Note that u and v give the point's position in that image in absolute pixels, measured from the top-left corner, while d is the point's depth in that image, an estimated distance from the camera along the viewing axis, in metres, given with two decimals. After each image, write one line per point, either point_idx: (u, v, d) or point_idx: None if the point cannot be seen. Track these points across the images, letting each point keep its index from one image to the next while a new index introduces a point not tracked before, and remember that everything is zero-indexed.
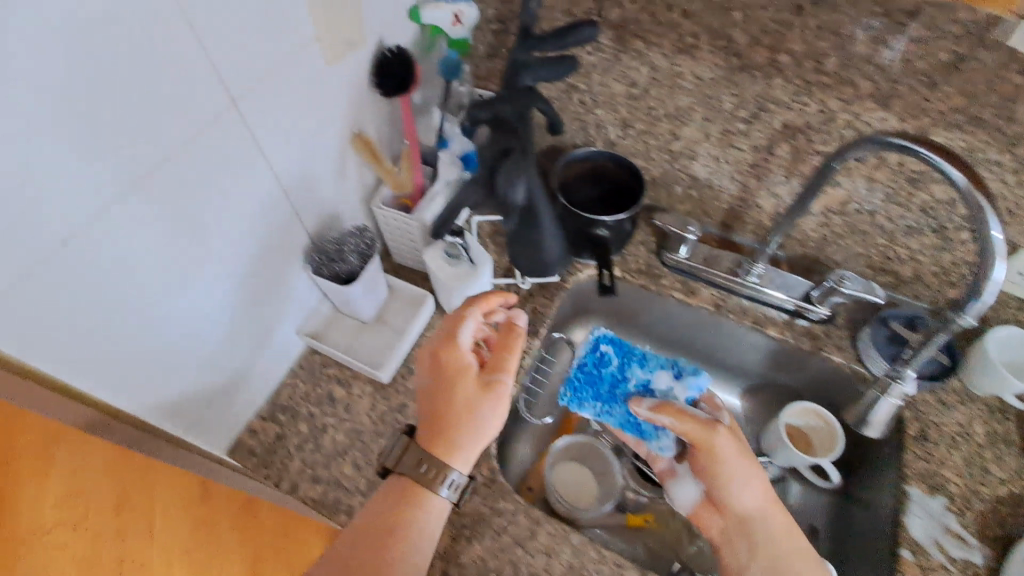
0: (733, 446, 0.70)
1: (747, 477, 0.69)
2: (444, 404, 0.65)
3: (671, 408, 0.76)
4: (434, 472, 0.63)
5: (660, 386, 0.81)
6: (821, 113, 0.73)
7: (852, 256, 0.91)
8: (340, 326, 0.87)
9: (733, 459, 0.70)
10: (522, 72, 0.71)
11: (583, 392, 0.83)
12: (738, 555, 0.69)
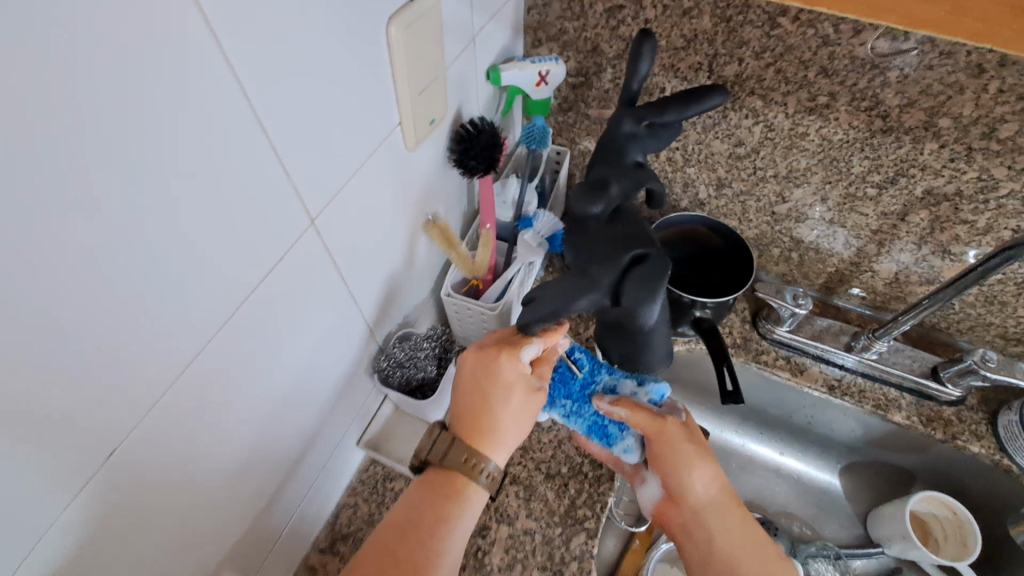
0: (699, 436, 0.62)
1: (700, 459, 0.60)
2: (491, 401, 0.57)
3: (633, 403, 0.61)
4: (476, 462, 0.55)
5: (627, 390, 0.63)
6: (979, 181, 0.62)
7: (981, 327, 0.80)
8: (404, 435, 0.73)
9: (688, 449, 0.60)
10: (631, 144, 0.61)
11: (559, 393, 0.64)
12: (701, 547, 0.59)
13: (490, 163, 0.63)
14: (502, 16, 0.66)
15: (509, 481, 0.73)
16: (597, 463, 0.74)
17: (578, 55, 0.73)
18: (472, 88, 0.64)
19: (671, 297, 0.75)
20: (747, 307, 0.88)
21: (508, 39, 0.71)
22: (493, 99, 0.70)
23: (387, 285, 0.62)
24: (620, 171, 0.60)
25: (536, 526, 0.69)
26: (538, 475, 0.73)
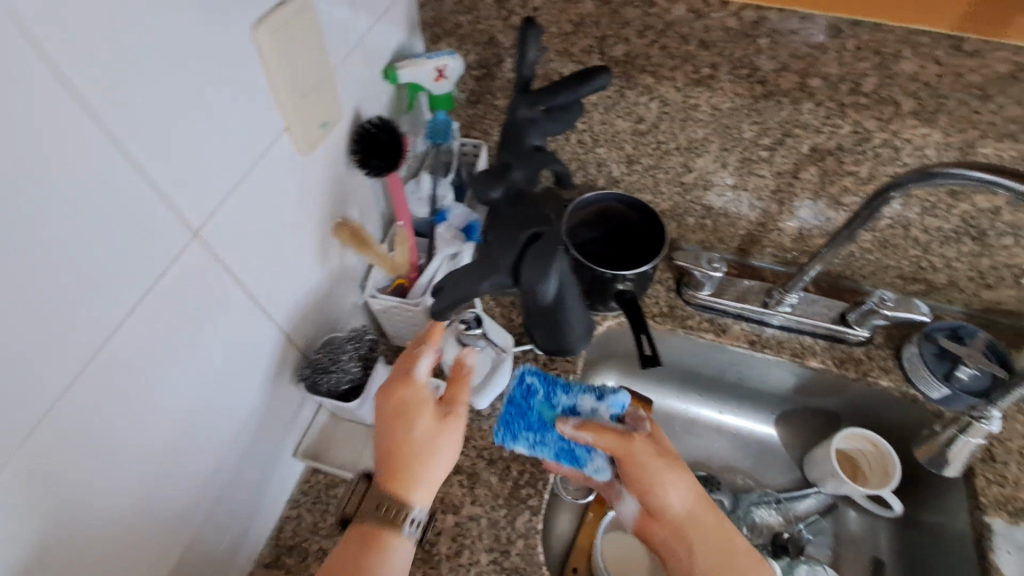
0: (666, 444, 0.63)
1: (667, 471, 0.61)
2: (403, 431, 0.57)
3: (596, 426, 0.62)
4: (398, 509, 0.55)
5: (585, 407, 0.65)
6: (854, 134, 0.66)
7: (881, 270, 0.85)
8: (345, 439, 0.74)
9: (653, 459, 0.61)
10: (528, 131, 0.63)
11: (518, 424, 0.63)
12: (682, 563, 0.61)
13: (392, 158, 0.63)
14: (393, 16, 0.67)
15: (452, 472, 0.73)
16: None
17: (476, 47, 0.74)
18: (369, 89, 0.64)
19: (591, 273, 0.78)
20: (671, 275, 0.92)
21: (404, 36, 0.71)
22: (395, 97, 0.70)
23: (301, 294, 0.62)
24: (523, 161, 0.62)
25: (481, 511, 0.70)
26: (480, 462, 0.74)
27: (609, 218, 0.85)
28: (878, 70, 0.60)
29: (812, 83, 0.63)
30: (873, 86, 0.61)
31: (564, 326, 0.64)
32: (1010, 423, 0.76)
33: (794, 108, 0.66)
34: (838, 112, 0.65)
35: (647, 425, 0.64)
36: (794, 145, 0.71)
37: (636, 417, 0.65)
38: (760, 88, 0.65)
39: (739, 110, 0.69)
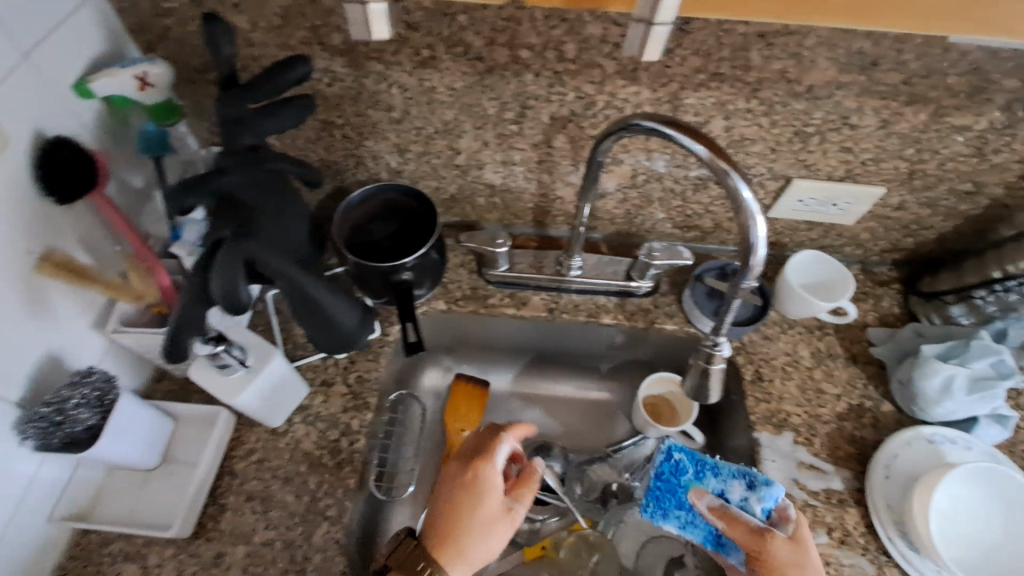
0: (801, 551, 0.62)
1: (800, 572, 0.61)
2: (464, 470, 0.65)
3: (730, 513, 0.64)
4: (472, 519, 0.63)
5: (734, 496, 0.66)
6: (579, 100, 0.70)
7: (659, 222, 0.91)
8: (119, 489, 0.70)
9: (798, 565, 0.62)
10: (239, 131, 0.58)
11: (668, 505, 0.68)
12: None
13: (80, 181, 0.59)
14: (73, 24, 0.60)
15: (244, 499, 0.71)
16: (335, 451, 0.74)
17: (195, 50, 0.67)
18: (50, 109, 0.58)
19: (369, 270, 0.75)
20: (471, 257, 0.92)
21: (102, 47, 0.64)
22: (99, 113, 0.64)
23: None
24: (239, 164, 0.58)
25: (276, 534, 0.69)
26: (275, 482, 0.72)
27: (385, 210, 0.82)
28: (570, 35, 0.62)
29: (521, 54, 0.65)
30: (573, 51, 0.63)
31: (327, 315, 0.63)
32: (773, 343, 0.84)
33: (517, 80, 0.68)
34: (555, 79, 0.67)
35: (790, 527, 0.64)
36: (534, 116, 0.73)
37: (787, 516, 0.65)
38: (477, 65, 0.66)
39: (471, 88, 0.70)
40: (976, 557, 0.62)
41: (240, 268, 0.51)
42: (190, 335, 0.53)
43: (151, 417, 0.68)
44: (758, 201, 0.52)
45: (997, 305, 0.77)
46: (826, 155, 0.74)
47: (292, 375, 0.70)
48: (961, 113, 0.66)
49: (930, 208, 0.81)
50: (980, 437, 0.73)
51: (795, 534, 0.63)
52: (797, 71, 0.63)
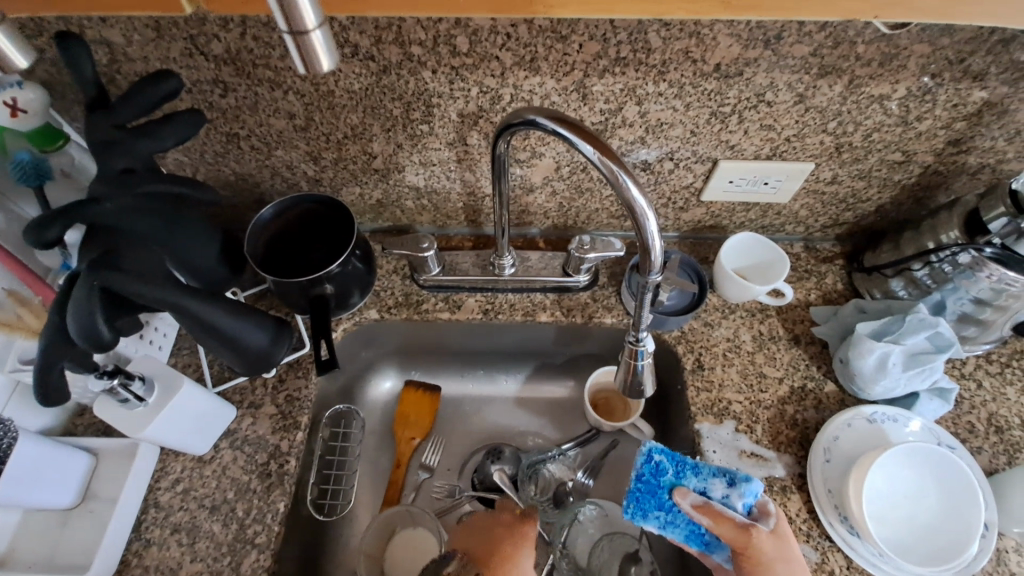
0: (786, 546, 0.59)
1: (786, 570, 0.57)
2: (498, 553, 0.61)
3: (716, 510, 0.58)
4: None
5: (715, 494, 0.60)
6: (484, 94, 0.67)
7: (594, 213, 0.88)
8: (35, 533, 0.66)
9: (783, 559, 0.58)
10: (110, 155, 0.55)
11: (649, 506, 0.60)
12: None
13: None
14: None
15: (169, 532, 0.67)
16: (264, 474, 0.71)
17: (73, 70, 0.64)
18: None
19: (288, 286, 0.72)
20: (405, 262, 0.89)
21: None
22: None
23: None
24: (112, 191, 0.55)
25: (202, 567, 0.65)
26: (202, 512, 0.68)
27: (304, 221, 0.78)
28: (458, 29, 0.59)
29: (412, 50, 0.62)
30: (464, 45, 0.61)
31: (231, 338, 0.59)
32: (716, 331, 0.81)
33: (415, 78, 0.65)
34: (454, 75, 0.64)
35: (772, 521, 0.60)
36: (441, 114, 0.70)
37: (766, 510, 0.61)
38: (370, 64, 0.63)
39: (370, 89, 0.66)
40: (911, 536, 0.61)
41: (96, 301, 0.48)
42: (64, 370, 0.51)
43: (61, 454, 0.65)
44: (647, 198, 0.50)
45: (933, 277, 0.74)
46: (748, 134, 0.71)
47: (204, 398, 0.66)
48: (877, 82, 0.64)
49: (863, 180, 0.78)
50: (918, 411, 0.71)
51: (778, 528, 0.60)
52: (701, 51, 0.61)
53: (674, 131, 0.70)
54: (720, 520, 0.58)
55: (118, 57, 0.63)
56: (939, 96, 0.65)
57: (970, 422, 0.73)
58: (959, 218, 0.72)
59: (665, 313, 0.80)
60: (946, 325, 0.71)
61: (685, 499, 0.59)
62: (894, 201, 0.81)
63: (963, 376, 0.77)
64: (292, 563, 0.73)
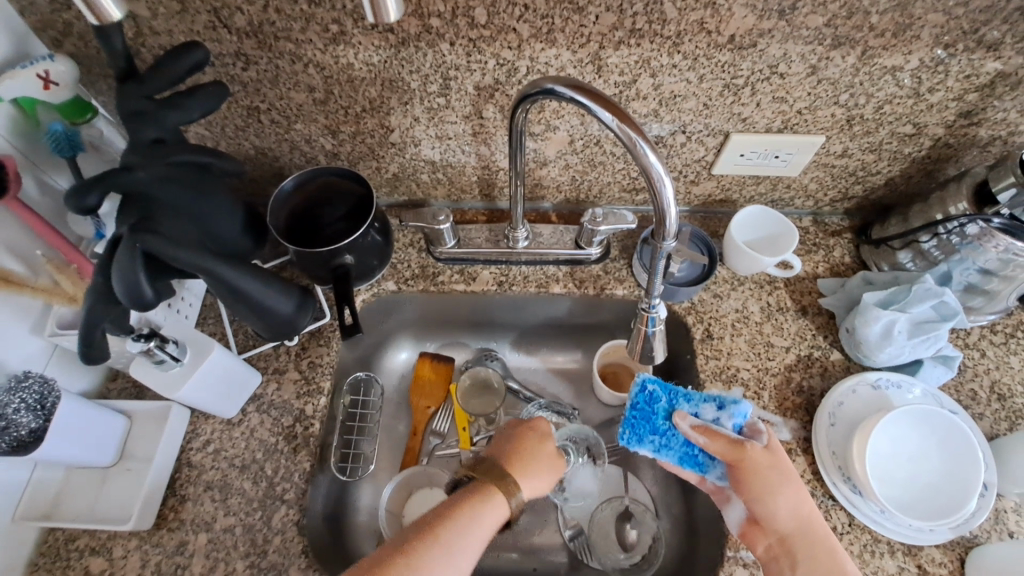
0: (785, 464, 0.61)
1: (788, 485, 0.60)
2: (521, 459, 0.63)
3: (711, 429, 0.61)
4: (515, 492, 0.60)
5: (707, 418, 0.63)
6: (501, 66, 0.68)
7: (606, 186, 0.89)
8: (78, 488, 0.70)
9: (780, 474, 0.60)
10: (141, 125, 0.57)
11: (643, 432, 0.63)
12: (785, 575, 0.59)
13: None
14: None
15: (203, 489, 0.70)
16: (291, 436, 0.74)
17: None
18: None
19: (309, 257, 0.74)
20: (420, 235, 0.91)
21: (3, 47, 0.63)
22: (8, 115, 0.63)
23: None
24: (144, 160, 0.58)
25: (236, 521, 0.68)
26: (232, 471, 0.71)
27: (323, 195, 0.81)
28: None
29: (432, 21, 0.63)
30: (483, 17, 0.62)
31: (257, 303, 0.62)
32: (726, 302, 0.83)
33: (433, 51, 0.66)
34: (472, 47, 0.66)
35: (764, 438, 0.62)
36: (458, 87, 0.71)
37: (755, 428, 0.63)
38: (389, 37, 0.65)
39: (389, 61, 0.68)
40: (906, 494, 0.64)
41: (139, 268, 0.51)
42: (106, 330, 0.54)
43: (101, 416, 0.68)
44: (665, 164, 0.52)
45: (940, 249, 0.75)
46: (760, 107, 0.72)
47: (234, 362, 0.69)
48: (890, 53, 0.65)
49: (874, 153, 0.79)
50: (922, 379, 0.73)
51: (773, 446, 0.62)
52: (715, 22, 0.62)
53: (687, 106, 0.72)
54: (717, 438, 0.60)
55: (142, 30, 0.65)
56: (951, 67, 0.66)
57: (972, 390, 0.75)
58: (968, 190, 0.74)
59: (675, 284, 0.82)
60: (952, 296, 0.72)
61: (684, 421, 0.61)
62: (903, 175, 0.82)
63: (967, 345, 0.79)
64: (318, 520, 0.77)
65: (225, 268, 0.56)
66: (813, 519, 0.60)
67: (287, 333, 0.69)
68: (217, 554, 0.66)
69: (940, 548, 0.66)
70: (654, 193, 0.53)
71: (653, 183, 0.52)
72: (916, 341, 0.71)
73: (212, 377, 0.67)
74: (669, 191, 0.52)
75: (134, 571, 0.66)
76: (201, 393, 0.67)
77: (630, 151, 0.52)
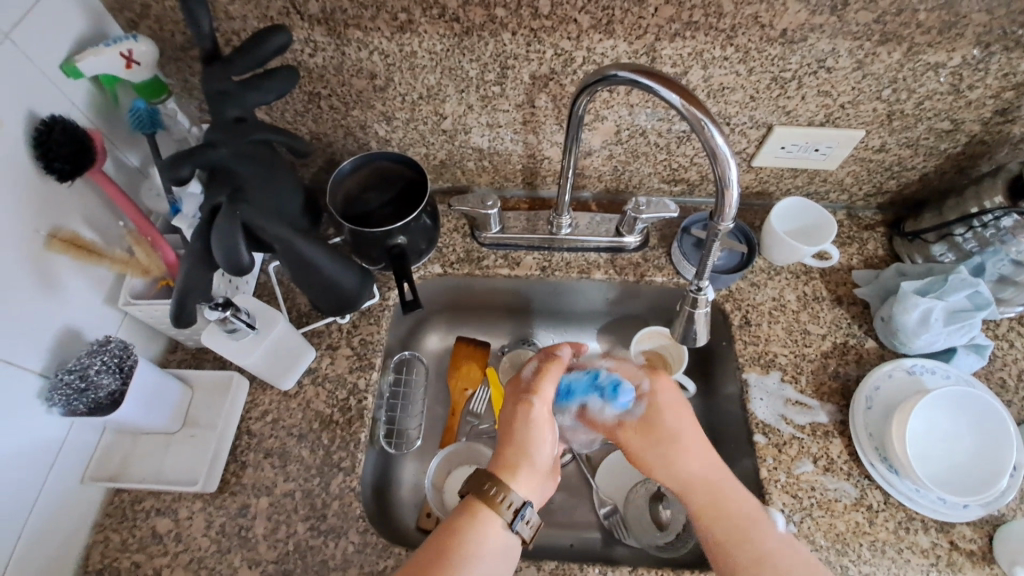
0: (664, 419, 0.69)
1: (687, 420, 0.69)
2: (506, 451, 0.62)
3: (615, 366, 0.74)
4: (502, 495, 0.59)
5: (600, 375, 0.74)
6: (558, 57, 0.71)
7: (646, 177, 0.91)
8: (143, 452, 0.72)
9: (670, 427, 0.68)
10: (225, 104, 0.60)
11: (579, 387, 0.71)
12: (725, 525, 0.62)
13: (79, 158, 0.62)
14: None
15: (263, 456, 0.74)
16: (345, 409, 0.77)
17: (177, 26, 0.69)
18: (43, 91, 0.61)
19: (366, 237, 0.77)
20: (464, 221, 0.94)
21: (86, 25, 0.65)
22: (88, 92, 0.66)
23: (20, 318, 0.60)
24: (227, 137, 0.61)
25: (295, 486, 0.72)
26: (291, 440, 0.75)
27: (375, 179, 0.84)
28: None
29: (496, 11, 0.66)
30: (546, 8, 0.65)
31: (326, 276, 0.66)
32: (763, 290, 0.85)
33: (494, 40, 0.69)
34: (532, 37, 0.69)
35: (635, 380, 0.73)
36: (515, 76, 0.74)
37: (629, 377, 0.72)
38: (453, 27, 0.68)
39: (450, 49, 0.71)
40: (945, 471, 0.67)
41: (238, 235, 0.56)
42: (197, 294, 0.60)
43: (169, 383, 0.71)
44: (730, 146, 0.56)
45: (975, 241, 0.78)
46: (804, 101, 0.75)
47: (296, 338, 0.75)
48: (934, 50, 0.67)
49: (911, 148, 0.81)
50: (955, 366, 0.76)
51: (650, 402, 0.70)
52: (770, 16, 0.64)
53: (734, 99, 0.75)
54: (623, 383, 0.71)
55: (219, 15, 0.68)
56: (992, 65, 0.69)
57: (1002, 378, 0.78)
58: (1003, 184, 0.76)
59: (715, 271, 0.84)
60: (986, 286, 0.75)
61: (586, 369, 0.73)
62: (937, 170, 0.85)
63: (997, 336, 0.81)
64: (367, 491, 0.80)
65: (304, 242, 0.62)
66: (725, 485, 0.64)
67: (345, 307, 0.73)
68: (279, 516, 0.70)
69: (971, 525, 0.69)
70: (720, 174, 0.57)
71: (720, 165, 0.56)
72: (950, 329, 0.74)
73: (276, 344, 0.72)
74: (733, 171, 0.57)
75: (200, 532, 0.69)
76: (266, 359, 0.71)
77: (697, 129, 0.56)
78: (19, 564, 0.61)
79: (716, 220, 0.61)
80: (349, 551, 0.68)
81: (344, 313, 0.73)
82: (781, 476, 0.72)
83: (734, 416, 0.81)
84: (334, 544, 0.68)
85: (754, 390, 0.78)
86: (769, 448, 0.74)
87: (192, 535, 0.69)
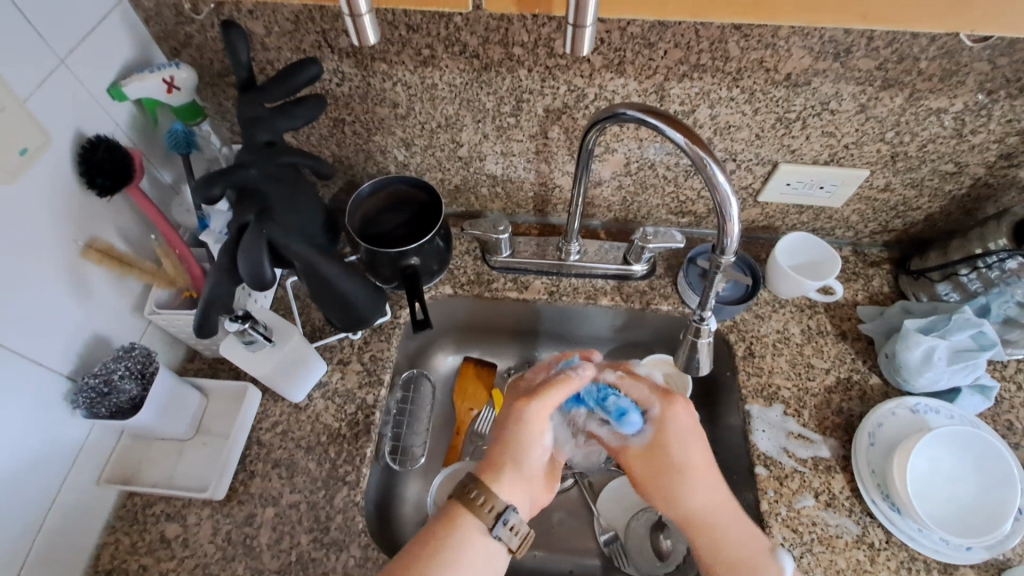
0: (672, 452, 0.65)
1: (688, 444, 0.65)
2: (501, 455, 0.61)
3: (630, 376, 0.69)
4: (487, 501, 0.58)
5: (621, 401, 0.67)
6: (571, 93, 0.74)
7: (654, 208, 0.94)
8: (157, 457, 0.75)
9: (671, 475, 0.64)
10: (257, 129, 0.65)
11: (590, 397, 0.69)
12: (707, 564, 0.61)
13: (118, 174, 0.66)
14: (106, 28, 0.66)
15: (271, 466, 0.76)
16: (354, 423, 0.79)
17: (216, 55, 0.74)
18: (90, 111, 0.65)
19: (380, 256, 0.81)
20: (476, 244, 0.97)
21: (133, 52, 0.70)
22: (131, 113, 0.71)
23: (52, 324, 0.63)
24: (257, 159, 0.65)
25: (300, 497, 0.74)
26: (299, 451, 0.77)
27: (391, 202, 0.88)
28: (555, 31, 0.67)
29: (512, 50, 0.70)
30: (559, 47, 0.69)
31: (341, 293, 0.70)
32: (767, 323, 0.86)
33: (511, 76, 0.73)
34: (545, 74, 0.72)
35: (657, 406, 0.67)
36: (529, 110, 0.78)
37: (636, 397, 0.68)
38: (470, 63, 0.72)
39: (467, 82, 0.75)
40: (946, 513, 0.67)
41: (263, 248, 0.60)
42: (221, 304, 0.64)
43: (185, 388, 0.74)
44: (731, 183, 0.59)
45: (979, 282, 0.79)
46: (808, 141, 0.77)
47: (308, 350, 0.77)
48: (936, 96, 0.70)
49: (915, 188, 0.83)
50: (958, 405, 0.76)
51: (660, 432, 0.65)
52: (774, 61, 0.67)
53: (740, 137, 0.77)
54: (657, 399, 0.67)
55: (256, 45, 0.73)
56: (994, 111, 0.71)
57: (1008, 420, 0.78)
58: (1007, 227, 0.77)
59: (719, 302, 0.86)
60: (990, 326, 0.76)
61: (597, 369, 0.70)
62: (943, 210, 0.86)
63: (1004, 377, 0.81)
64: (369, 506, 0.81)
65: (323, 257, 0.66)
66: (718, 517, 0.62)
67: (359, 326, 0.77)
68: (284, 527, 0.72)
69: (975, 567, 0.68)
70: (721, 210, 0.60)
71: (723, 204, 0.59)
72: (953, 370, 0.74)
73: (293, 361, 0.75)
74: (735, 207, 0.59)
75: (206, 539, 0.71)
76: (280, 372, 0.75)
77: (701, 166, 0.58)
78: (34, 562, 0.64)
79: (716, 251, 0.63)
80: (349, 565, 0.69)
81: (359, 328, 0.77)
82: (782, 509, 0.72)
83: (736, 447, 0.81)
84: (336, 557, 0.70)
85: (755, 419, 0.79)
86: (769, 480, 0.74)
87: (198, 541, 0.71)
